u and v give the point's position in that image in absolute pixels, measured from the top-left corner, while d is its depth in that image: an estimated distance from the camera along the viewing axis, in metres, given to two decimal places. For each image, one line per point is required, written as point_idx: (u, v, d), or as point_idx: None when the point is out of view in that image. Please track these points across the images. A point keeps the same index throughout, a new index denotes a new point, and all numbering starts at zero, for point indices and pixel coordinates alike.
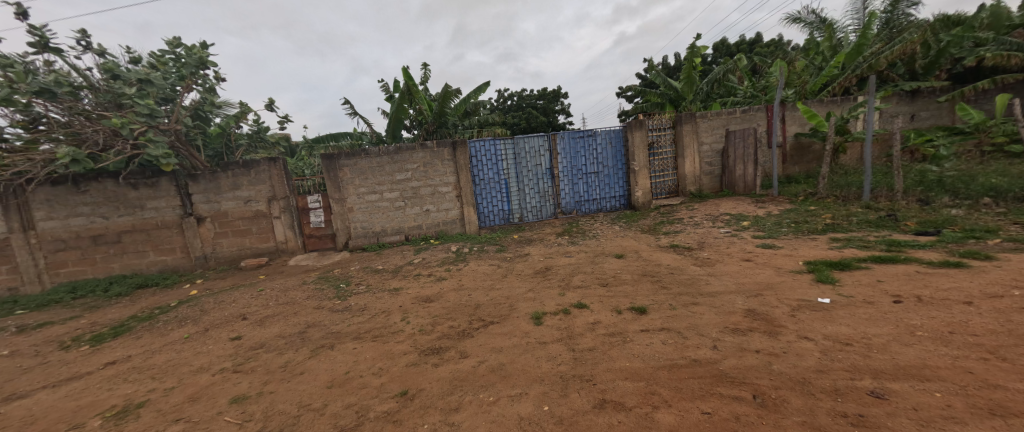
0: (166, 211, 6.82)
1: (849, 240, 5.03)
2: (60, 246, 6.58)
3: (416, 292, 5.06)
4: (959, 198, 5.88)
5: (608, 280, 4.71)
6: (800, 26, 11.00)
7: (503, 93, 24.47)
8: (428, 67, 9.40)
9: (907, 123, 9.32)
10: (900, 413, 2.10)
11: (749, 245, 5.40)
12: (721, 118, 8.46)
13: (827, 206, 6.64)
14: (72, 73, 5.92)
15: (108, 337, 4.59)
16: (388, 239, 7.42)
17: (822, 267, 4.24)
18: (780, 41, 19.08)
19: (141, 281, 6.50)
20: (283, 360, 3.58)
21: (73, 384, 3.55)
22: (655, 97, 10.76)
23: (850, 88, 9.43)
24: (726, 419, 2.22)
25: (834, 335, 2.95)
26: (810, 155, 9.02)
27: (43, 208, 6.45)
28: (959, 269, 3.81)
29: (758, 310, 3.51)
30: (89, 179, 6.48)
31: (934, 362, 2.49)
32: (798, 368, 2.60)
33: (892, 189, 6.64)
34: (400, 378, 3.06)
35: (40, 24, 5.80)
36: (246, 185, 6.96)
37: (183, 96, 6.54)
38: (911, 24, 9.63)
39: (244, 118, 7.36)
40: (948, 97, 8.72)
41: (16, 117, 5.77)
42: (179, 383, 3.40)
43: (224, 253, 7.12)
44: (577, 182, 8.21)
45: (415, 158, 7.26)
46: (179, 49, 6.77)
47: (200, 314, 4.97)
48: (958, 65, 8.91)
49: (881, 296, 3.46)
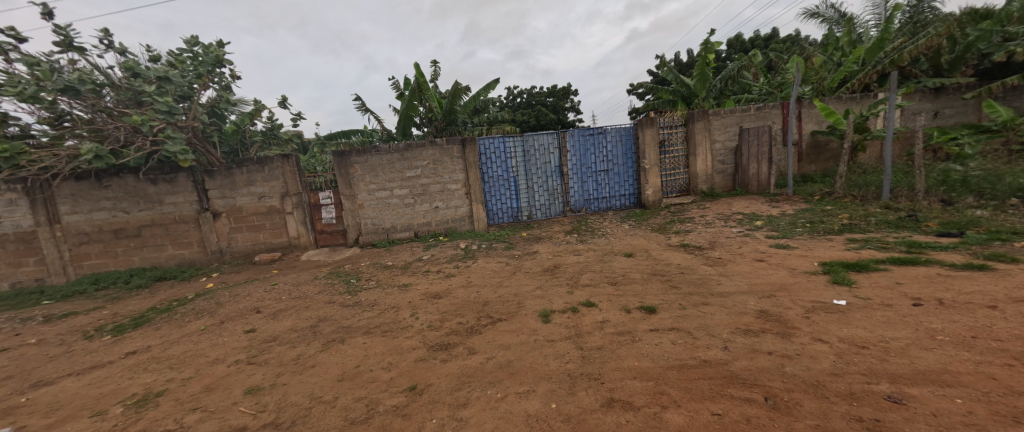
0: (183, 206, 7.00)
1: (866, 241, 4.89)
2: (83, 239, 6.81)
3: (426, 287, 5.12)
4: (985, 199, 5.69)
5: (617, 279, 4.68)
6: (818, 21, 10.71)
7: (513, 90, 24.41)
8: (438, 64, 9.39)
9: (930, 121, 9.03)
10: (919, 419, 2.05)
11: (762, 245, 5.30)
12: (734, 116, 8.33)
13: (844, 206, 6.48)
14: (94, 71, 6.11)
15: (128, 327, 4.74)
16: (398, 235, 7.50)
17: (838, 268, 4.14)
18: (797, 36, 18.65)
19: (160, 274, 6.68)
20: (296, 353, 3.65)
21: (95, 373, 3.67)
22: (667, 93, 10.60)
23: (871, 85, 9.01)
24: (737, 421, 2.19)
25: (850, 338, 2.88)
26: (827, 153, 8.82)
27: (68, 202, 6.68)
28: (984, 272, 3.69)
29: (771, 311, 3.45)
30: (111, 174, 6.68)
31: (955, 367, 2.42)
32: (811, 371, 2.55)
33: (913, 189, 6.44)
34: (408, 373, 3.09)
35: (64, 24, 5.97)
36: (260, 181, 7.09)
37: (200, 93, 6.69)
38: (937, 17, 9.29)
39: (258, 115, 7.49)
40: (974, 93, 8.34)
41: (41, 114, 5.97)
42: (196, 373, 3.49)
43: (239, 247, 7.27)
44: (587, 180, 8.15)
45: (425, 155, 7.31)
46: (197, 47, 6.90)
47: (215, 307, 5.10)
48: (985, 61, 8.62)
49: (900, 299, 3.37)
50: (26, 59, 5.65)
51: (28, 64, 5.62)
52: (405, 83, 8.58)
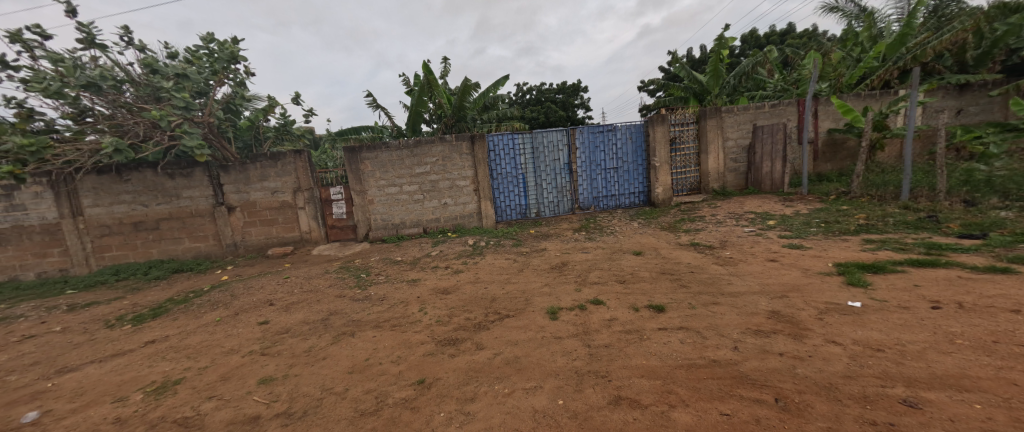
0: (199, 200, 7.15)
1: (883, 242, 4.78)
2: (105, 231, 7.02)
3: (434, 283, 5.17)
4: (1010, 199, 5.50)
5: (625, 277, 4.66)
6: (837, 16, 10.42)
7: (523, 87, 24.31)
8: (449, 60, 9.38)
9: (954, 118, 8.76)
10: (936, 424, 2.01)
11: (775, 245, 5.21)
12: (748, 113, 8.19)
13: (861, 206, 6.34)
14: (115, 67, 6.26)
15: (147, 317, 4.88)
16: (407, 231, 7.56)
17: (853, 269, 4.06)
18: (815, 31, 18.19)
19: (177, 267, 6.85)
20: (307, 345, 3.72)
21: (116, 361, 3.79)
22: (678, 90, 10.46)
23: (891, 81, 8.89)
24: (746, 421, 2.18)
25: (864, 340, 2.83)
26: (844, 152, 8.62)
27: (90, 195, 6.88)
28: (1007, 275, 3.57)
29: (783, 312, 3.40)
30: (131, 168, 6.87)
31: (975, 372, 2.36)
32: (824, 372, 2.51)
33: (933, 189, 6.27)
34: (417, 367, 3.13)
35: (87, 22, 6.13)
36: (273, 176, 7.21)
37: (215, 90, 6.81)
38: (963, 11, 8.97)
39: (272, 111, 7.60)
40: (1001, 90, 8.06)
41: (65, 109, 6.15)
42: (212, 363, 3.58)
43: (252, 241, 7.41)
44: (596, 178, 8.10)
45: (434, 151, 7.34)
46: (213, 44, 7.02)
47: (230, 298, 5.22)
48: (1013, 57, 8.37)
49: (918, 302, 3.28)
50: (51, 55, 5.82)
51: (53, 60, 5.79)
52: (416, 80, 8.62)
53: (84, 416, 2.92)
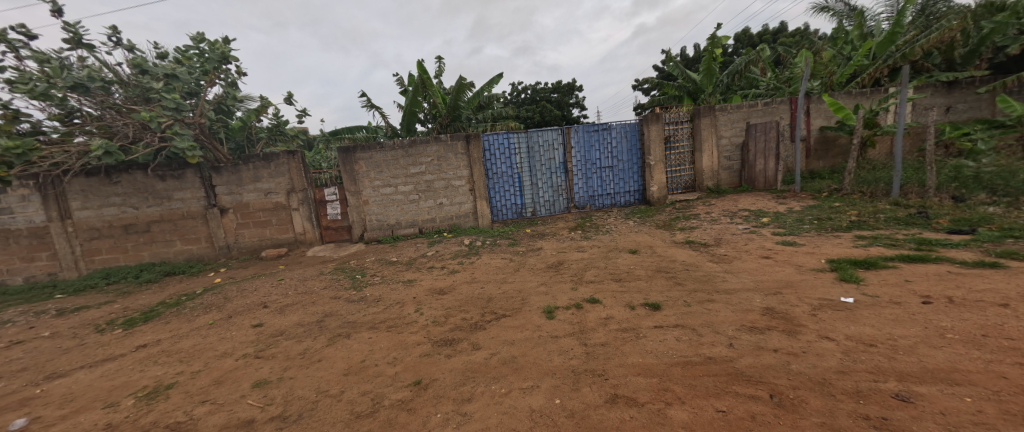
0: (191, 202, 7.07)
1: (875, 238, 4.82)
2: (94, 234, 6.93)
3: (430, 283, 5.14)
4: (998, 195, 5.58)
5: (621, 276, 4.68)
6: (827, 16, 10.55)
7: (518, 86, 24.18)
8: (442, 60, 9.34)
9: (943, 116, 8.91)
10: (927, 417, 2.03)
11: (769, 242, 5.25)
12: (741, 111, 8.26)
13: (852, 202, 6.42)
14: (103, 68, 6.16)
15: (139, 321, 4.82)
16: (403, 231, 7.53)
17: (845, 265, 4.09)
18: (807, 30, 18.35)
19: (169, 269, 6.77)
20: (302, 348, 3.69)
21: (107, 366, 3.73)
22: (673, 89, 10.48)
23: (882, 79, 9.12)
24: (741, 418, 2.19)
25: (857, 335, 2.86)
26: (835, 149, 8.72)
27: (78, 198, 6.79)
28: (996, 270, 3.62)
29: (777, 308, 3.43)
30: (120, 170, 6.77)
31: (965, 366, 2.39)
32: (818, 368, 2.53)
33: (923, 185, 6.34)
34: (413, 368, 3.12)
35: (73, 21, 6.04)
36: (266, 177, 7.14)
37: (206, 90, 6.70)
38: (951, 9, 9.06)
39: (264, 111, 7.53)
40: (987, 88, 8.06)
41: (51, 111, 6.04)
42: (205, 366, 3.55)
43: (246, 243, 7.35)
44: (591, 176, 8.12)
45: (430, 151, 7.32)
46: (203, 44, 6.94)
47: (223, 301, 5.16)
48: (1000, 54, 8.54)
49: (909, 297, 3.32)
50: (36, 55, 5.73)
51: (39, 61, 5.71)
52: (410, 80, 8.57)
53: (74, 422, 2.87)
